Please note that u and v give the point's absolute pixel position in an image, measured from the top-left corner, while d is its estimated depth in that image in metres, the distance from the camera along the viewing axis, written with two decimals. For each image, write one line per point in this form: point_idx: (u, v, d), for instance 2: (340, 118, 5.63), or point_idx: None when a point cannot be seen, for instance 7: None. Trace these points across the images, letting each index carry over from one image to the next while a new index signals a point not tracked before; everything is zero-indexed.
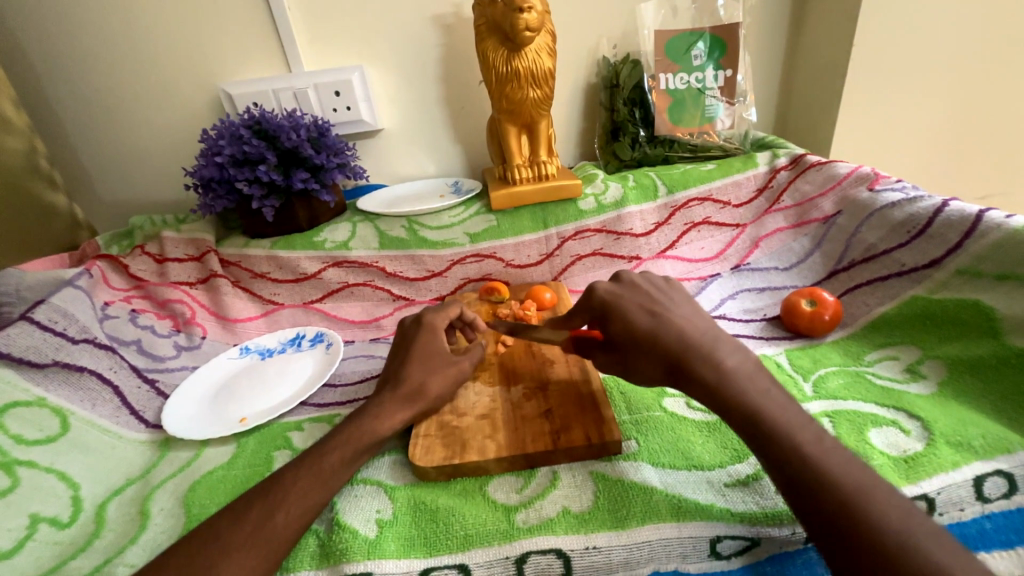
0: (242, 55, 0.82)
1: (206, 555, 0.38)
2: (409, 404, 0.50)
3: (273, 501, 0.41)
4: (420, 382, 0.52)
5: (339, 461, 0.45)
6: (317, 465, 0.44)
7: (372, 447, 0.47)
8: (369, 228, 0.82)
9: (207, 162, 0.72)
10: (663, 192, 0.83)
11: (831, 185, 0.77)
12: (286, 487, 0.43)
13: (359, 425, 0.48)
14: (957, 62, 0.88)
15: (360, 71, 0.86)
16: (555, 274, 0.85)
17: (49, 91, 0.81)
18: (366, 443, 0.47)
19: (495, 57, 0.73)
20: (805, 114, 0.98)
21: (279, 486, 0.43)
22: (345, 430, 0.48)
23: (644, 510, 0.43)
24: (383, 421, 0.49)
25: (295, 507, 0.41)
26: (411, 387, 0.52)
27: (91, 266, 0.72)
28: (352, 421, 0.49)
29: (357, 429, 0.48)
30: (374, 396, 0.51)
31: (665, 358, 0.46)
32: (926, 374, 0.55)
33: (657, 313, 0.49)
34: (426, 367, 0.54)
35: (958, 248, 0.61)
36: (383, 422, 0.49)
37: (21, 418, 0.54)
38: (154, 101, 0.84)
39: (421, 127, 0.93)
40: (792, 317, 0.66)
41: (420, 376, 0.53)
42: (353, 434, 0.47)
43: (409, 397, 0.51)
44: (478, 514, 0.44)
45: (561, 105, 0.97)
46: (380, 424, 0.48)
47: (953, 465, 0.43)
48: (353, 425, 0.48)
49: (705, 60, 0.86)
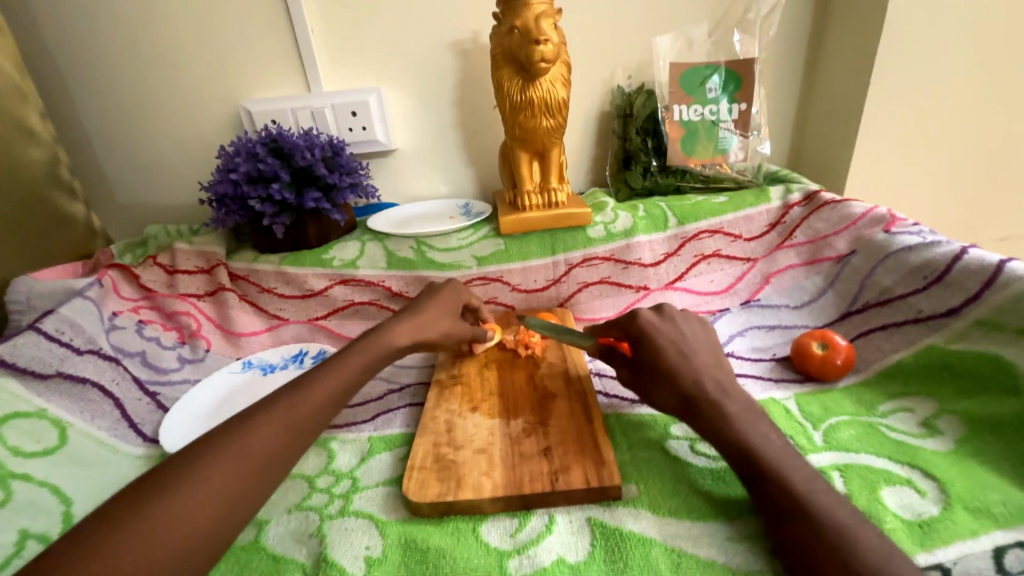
0: (264, 75, 0.85)
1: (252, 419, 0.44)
2: (338, 394, 0.50)
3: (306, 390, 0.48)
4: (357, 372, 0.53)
5: (223, 479, 0.40)
6: (249, 440, 0.42)
7: (277, 465, 0.43)
8: (377, 247, 0.82)
9: (222, 178, 0.73)
10: (674, 223, 0.82)
11: (845, 224, 0.75)
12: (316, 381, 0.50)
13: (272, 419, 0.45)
14: (977, 103, 0.87)
15: (376, 93, 0.87)
16: (561, 300, 0.84)
17: (77, 104, 0.84)
18: (262, 451, 0.42)
19: (510, 85, 0.74)
20: (819, 149, 0.97)
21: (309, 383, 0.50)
22: (243, 425, 0.43)
23: (642, 564, 0.41)
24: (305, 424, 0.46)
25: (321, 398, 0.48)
26: (344, 372, 0.52)
27: (102, 276, 0.73)
28: (261, 410, 0.45)
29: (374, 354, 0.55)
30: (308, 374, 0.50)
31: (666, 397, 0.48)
32: (943, 430, 0.52)
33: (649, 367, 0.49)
34: (391, 340, 0.57)
35: (977, 298, 0.59)
36: (302, 420, 0.46)
37: (21, 429, 0.54)
38: (176, 114, 0.86)
39: (434, 148, 0.94)
40: (802, 361, 0.64)
41: (361, 364, 0.53)
42: (248, 443, 0.42)
43: (339, 393, 0.50)
44: (470, 558, 0.43)
45: (574, 132, 0.97)
46: (303, 420, 0.46)
47: (972, 534, 0.40)
48: (265, 416, 0.45)
49: (719, 93, 0.87)
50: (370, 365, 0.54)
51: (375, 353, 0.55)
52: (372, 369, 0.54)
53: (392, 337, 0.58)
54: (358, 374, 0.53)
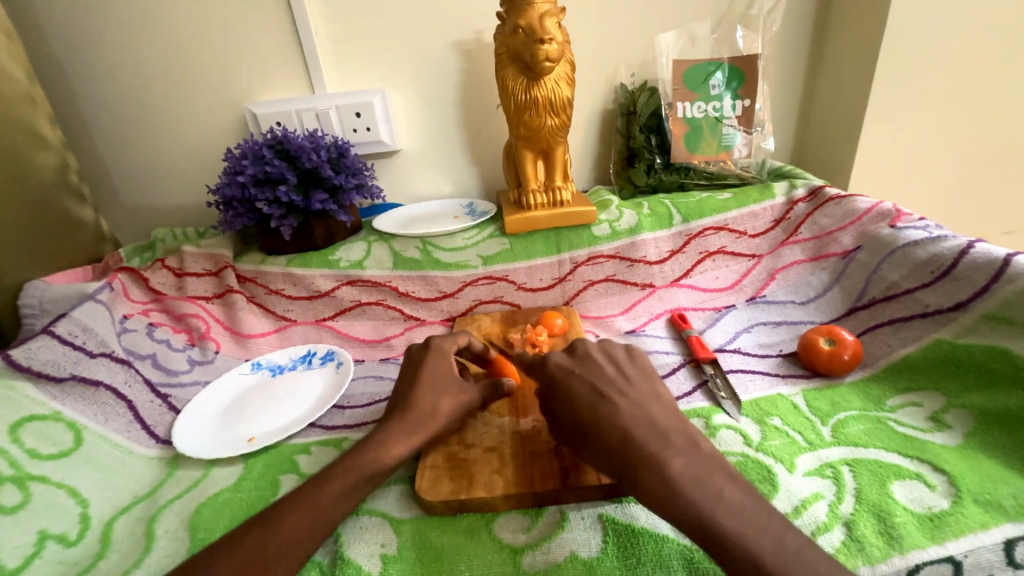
0: (268, 77, 0.85)
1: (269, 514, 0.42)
2: (313, 531, 0.41)
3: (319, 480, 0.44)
4: (332, 503, 0.43)
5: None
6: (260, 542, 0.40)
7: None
8: (384, 248, 0.82)
9: (229, 181, 0.74)
10: (679, 221, 0.82)
11: (850, 220, 0.76)
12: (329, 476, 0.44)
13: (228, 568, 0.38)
14: (981, 96, 0.87)
15: (381, 94, 0.87)
16: (567, 298, 0.84)
17: (83, 108, 0.84)
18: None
19: (515, 85, 0.74)
20: (823, 144, 0.97)
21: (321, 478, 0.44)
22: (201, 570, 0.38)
23: (655, 559, 0.41)
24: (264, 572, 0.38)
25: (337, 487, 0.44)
26: (318, 502, 0.42)
27: (112, 279, 0.73)
28: (222, 552, 0.39)
29: (363, 457, 0.46)
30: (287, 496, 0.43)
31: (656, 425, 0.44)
32: (951, 424, 0.53)
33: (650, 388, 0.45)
34: (381, 454, 0.46)
35: (984, 292, 0.59)
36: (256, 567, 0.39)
37: (38, 432, 0.55)
38: (182, 118, 0.86)
39: (438, 148, 0.94)
40: (809, 356, 0.65)
41: (339, 490, 0.43)
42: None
43: (303, 530, 0.41)
44: (483, 555, 0.43)
45: (578, 130, 0.97)
46: (264, 567, 0.39)
47: (982, 526, 0.41)
48: (220, 563, 0.39)
49: (723, 90, 0.87)
50: (349, 492, 0.44)
51: (360, 475, 0.45)
52: (354, 494, 0.44)
53: (375, 453, 0.46)
54: (333, 503, 0.43)
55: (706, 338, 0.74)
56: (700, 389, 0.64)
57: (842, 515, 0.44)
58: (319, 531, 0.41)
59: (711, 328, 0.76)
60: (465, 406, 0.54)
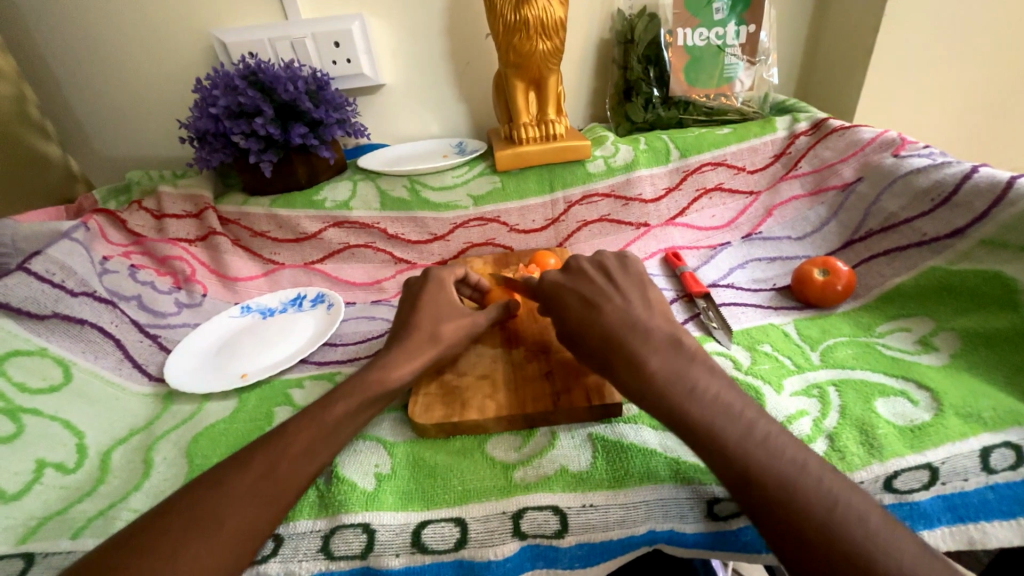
0: (236, 0, 0.78)
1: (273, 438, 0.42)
2: (324, 446, 0.42)
3: (323, 405, 0.45)
4: (339, 422, 0.43)
5: (198, 557, 0.34)
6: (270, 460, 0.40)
7: (251, 535, 0.37)
8: (370, 187, 0.80)
9: (202, 114, 0.69)
10: (676, 156, 0.80)
11: (852, 151, 0.73)
12: (332, 400, 0.45)
13: (245, 483, 0.38)
14: (1002, 17, 0.81)
15: (360, 21, 0.81)
16: (561, 240, 0.82)
17: (37, 37, 0.78)
18: (234, 524, 0.36)
19: (503, 4, 0.69)
20: (829, 77, 0.93)
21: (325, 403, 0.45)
22: (216, 489, 0.38)
23: (643, 471, 0.42)
24: (280, 486, 0.39)
25: (342, 408, 0.44)
26: (326, 422, 0.43)
27: (87, 220, 0.71)
28: (233, 472, 0.39)
29: (366, 380, 0.47)
30: (290, 420, 0.43)
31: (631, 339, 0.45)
32: (938, 346, 0.53)
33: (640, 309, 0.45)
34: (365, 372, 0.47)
35: (984, 217, 0.58)
36: (268, 484, 0.39)
37: (25, 366, 0.55)
38: (146, 49, 0.80)
39: (424, 82, 0.89)
40: (803, 288, 0.64)
41: (344, 411, 0.44)
42: (218, 515, 0.36)
43: (310, 449, 0.41)
44: (476, 471, 0.44)
45: (573, 62, 0.92)
46: (280, 481, 0.39)
47: (960, 436, 0.42)
48: (232, 480, 0.39)
49: (727, 14, 0.81)
50: (354, 413, 0.44)
51: (361, 397, 0.45)
52: (360, 413, 0.45)
53: (378, 376, 0.47)
54: (340, 421, 0.43)
55: (700, 274, 0.73)
56: (693, 321, 0.64)
57: (826, 428, 0.45)
58: (332, 446, 0.42)
59: (705, 265, 0.75)
60: (458, 337, 0.53)
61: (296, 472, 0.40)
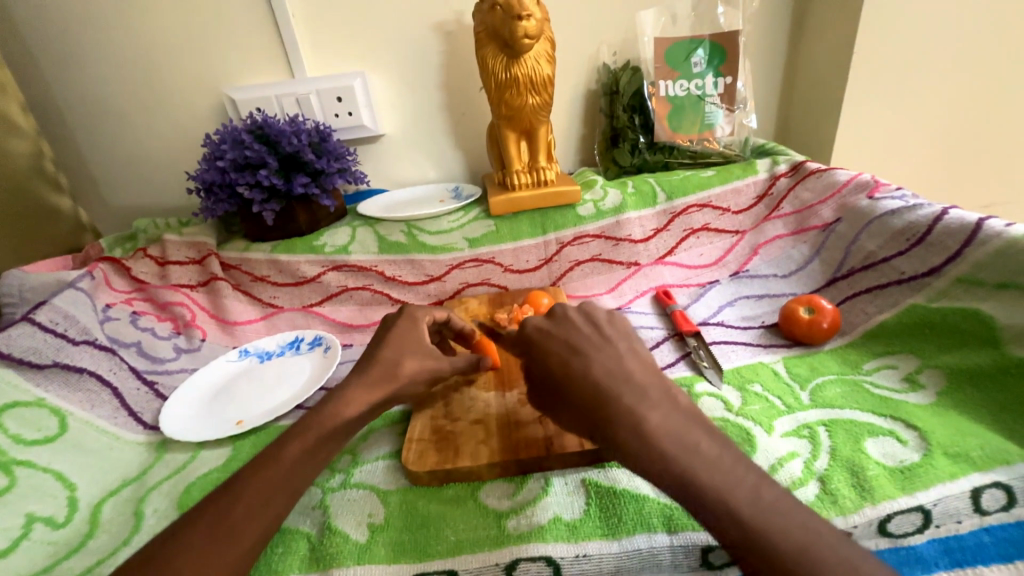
0: (246, 62, 0.84)
1: (233, 484, 0.42)
2: (283, 488, 0.42)
3: (279, 445, 0.44)
4: (298, 462, 0.43)
5: None
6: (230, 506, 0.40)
7: None
8: (369, 232, 0.82)
9: (209, 166, 0.73)
10: (662, 198, 0.83)
11: (830, 193, 0.77)
12: (288, 441, 0.44)
13: (198, 534, 0.38)
14: (960, 67, 0.87)
15: (361, 78, 0.87)
16: (554, 279, 0.84)
17: (57, 97, 0.83)
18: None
19: (495, 63, 0.74)
20: (805, 122, 0.98)
21: (281, 445, 0.44)
22: (174, 542, 0.38)
23: (636, 518, 0.42)
24: (237, 533, 0.39)
25: (298, 445, 0.44)
26: (283, 463, 0.43)
27: (93, 269, 0.73)
28: (189, 524, 0.39)
29: (320, 417, 0.46)
30: (249, 463, 0.43)
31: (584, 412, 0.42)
32: (925, 384, 0.54)
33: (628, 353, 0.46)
34: (357, 414, 0.48)
35: (958, 256, 0.60)
36: (227, 534, 0.39)
37: (21, 417, 0.55)
38: (159, 107, 0.85)
39: (422, 132, 0.93)
40: (790, 326, 0.66)
41: (301, 450, 0.44)
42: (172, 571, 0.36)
43: (269, 492, 0.41)
44: (469, 520, 0.44)
45: (562, 111, 0.97)
46: (236, 530, 0.39)
47: (950, 476, 0.42)
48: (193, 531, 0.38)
49: (705, 68, 0.87)
50: (310, 451, 0.44)
51: None
52: (315, 452, 0.44)
53: (337, 412, 0.47)
54: (300, 460, 0.43)
55: (690, 312, 0.75)
56: (684, 360, 0.65)
57: (817, 471, 0.46)
58: (287, 489, 0.42)
59: (695, 303, 0.77)
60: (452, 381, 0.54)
61: (255, 518, 0.40)
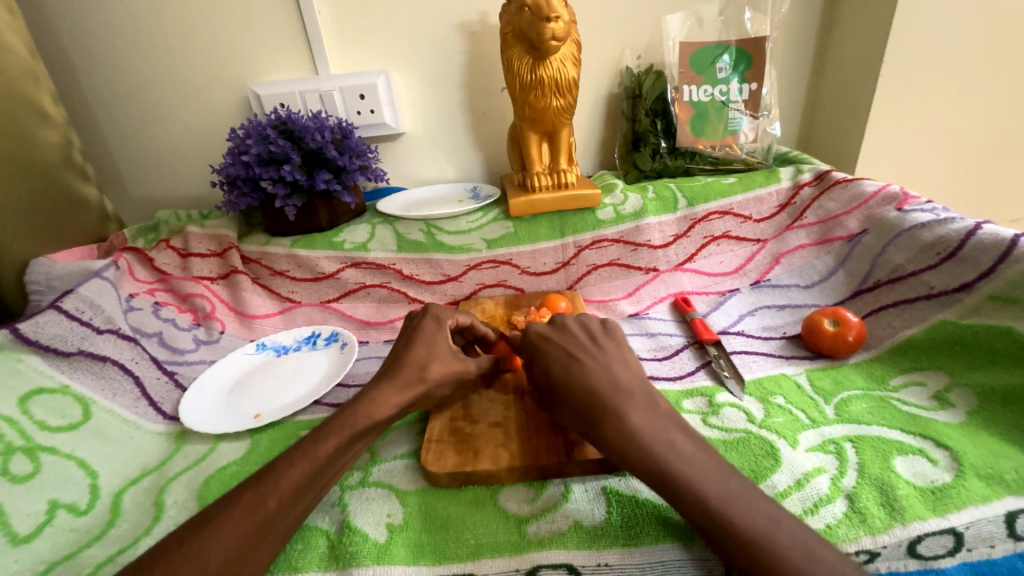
0: (272, 57, 0.84)
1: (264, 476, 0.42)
2: (312, 484, 0.42)
3: (310, 439, 0.45)
4: (329, 458, 0.43)
5: None
6: (260, 499, 0.40)
7: None
8: (388, 230, 0.83)
9: (233, 160, 0.73)
10: (683, 205, 0.82)
11: (857, 204, 0.75)
12: (318, 438, 0.45)
13: (233, 521, 0.39)
14: (992, 79, 0.86)
15: (385, 76, 0.87)
16: (571, 283, 0.84)
17: (86, 88, 0.84)
18: (216, 565, 0.36)
19: (520, 65, 0.74)
20: (829, 130, 0.97)
21: (312, 441, 0.44)
22: (205, 531, 0.38)
23: (658, 529, 0.42)
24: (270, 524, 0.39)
25: (328, 443, 0.44)
26: (313, 458, 0.43)
27: (117, 259, 0.74)
28: (219, 513, 0.39)
29: (350, 416, 0.47)
30: (280, 457, 0.43)
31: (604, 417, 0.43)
32: (954, 402, 0.53)
33: None
34: (379, 412, 0.48)
35: (991, 273, 0.59)
36: (258, 525, 0.39)
37: (46, 404, 0.56)
38: (185, 99, 0.86)
39: (443, 131, 0.93)
40: (814, 338, 0.64)
41: (334, 446, 0.44)
42: (201, 558, 0.36)
43: (302, 488, 0.41)
44: (489, 524, 0.44)
45: (584, 114, 0.97)
46: (269, 524, 0.39)
47: (984, 499, 0.41)
48: (223, 520, 0.39)
49: (730, 73, 0.86)
50: (342, 446, 0.44)
51: None
52: (345, 449, 0.45)
53: (365, 412, 0.48)
54: (330, 457, 0.44)
55: (710, 320, 0.74)
56: (704, 368, 0.64)
57: (845, 488, 0.45)
58: (317, 484, 0.43)
59: (714, 312, 0.76)
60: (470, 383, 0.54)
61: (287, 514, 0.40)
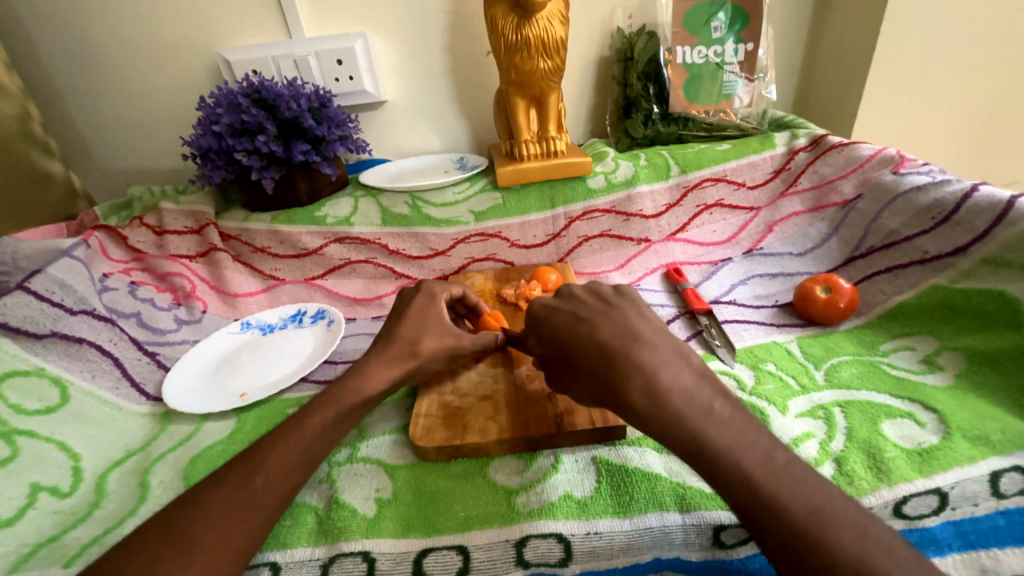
0: (241, 19, 0.79)
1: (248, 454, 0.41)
2: (296, 461, 0.41)
3: (293, 417, 0.44)
4: (311, 435, 0.42)
5: None
6: (242, 477, 0.39)
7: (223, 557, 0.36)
8: (371, 203, 0.80)
9: (205, 131, 0.70)
10: (676, 172, 0.80)
11: (852, 168, 0.74)
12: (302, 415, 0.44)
13: (217, 499, 0.38)
14: (996, 34, 0.82)
15: (362, 39, 0.82)
16: (561, 255, 0.82)
17: (42, 55, 0.78)
18: (203, 543, 0.36)
19: (504, 24, 0.69)
20: (826, 93, 0.94)
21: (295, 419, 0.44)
22: (187, 509, 0.38)
23: (648, 498, 0.42)
24: (255, 503, 0.38)
25: (312, 419, 0.43)
26: (296, 436, 0.42)
27: (88, 237, 0.70)
28: (201, 491, 0.39)
29: (332, 393, 0.46)
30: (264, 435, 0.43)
31: (594, 387, 0.42)
32: (943, 365, 0.53)
33: (643, 331, 0.44)
34: (363, 389, 0.47)
35: (985, 236, 0.58)
36: (241, 503, 0.38)
37: (21, 387, 0.54)
38: (150, 67, 0.81)
39: (426, 99, 0.89)
40: (805, 305, 0.64)
41: (318, 423, 0.43)
42: (184, 535, 0.36)
43: (289, 465, 0.41)
44: (479, 496, 0.44)
45: (573, 78, 0.93)
46: (254, 503, 0.38)
47: (970, 459, 0.41)
48: (205, 498, 0.38)
49: (725, 32, 0.82)
50: (326, 423, 0.44)
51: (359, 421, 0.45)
52: (331, 424, 0.44)
53: (349, 388, 0.46)
54: (314, 433, 0.43)
55: (701, 290, 0.73)
56: (696, 338, 0.63)
57: (832, 452, 0.45)
58: (305, 461, 0.42)
59: (707, 281, 0.75)
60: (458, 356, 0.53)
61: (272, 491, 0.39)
